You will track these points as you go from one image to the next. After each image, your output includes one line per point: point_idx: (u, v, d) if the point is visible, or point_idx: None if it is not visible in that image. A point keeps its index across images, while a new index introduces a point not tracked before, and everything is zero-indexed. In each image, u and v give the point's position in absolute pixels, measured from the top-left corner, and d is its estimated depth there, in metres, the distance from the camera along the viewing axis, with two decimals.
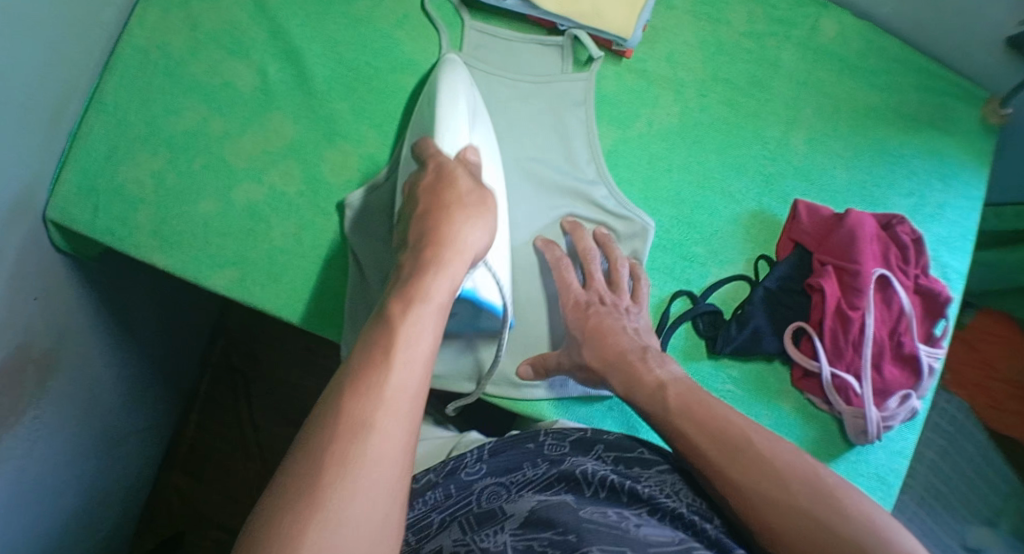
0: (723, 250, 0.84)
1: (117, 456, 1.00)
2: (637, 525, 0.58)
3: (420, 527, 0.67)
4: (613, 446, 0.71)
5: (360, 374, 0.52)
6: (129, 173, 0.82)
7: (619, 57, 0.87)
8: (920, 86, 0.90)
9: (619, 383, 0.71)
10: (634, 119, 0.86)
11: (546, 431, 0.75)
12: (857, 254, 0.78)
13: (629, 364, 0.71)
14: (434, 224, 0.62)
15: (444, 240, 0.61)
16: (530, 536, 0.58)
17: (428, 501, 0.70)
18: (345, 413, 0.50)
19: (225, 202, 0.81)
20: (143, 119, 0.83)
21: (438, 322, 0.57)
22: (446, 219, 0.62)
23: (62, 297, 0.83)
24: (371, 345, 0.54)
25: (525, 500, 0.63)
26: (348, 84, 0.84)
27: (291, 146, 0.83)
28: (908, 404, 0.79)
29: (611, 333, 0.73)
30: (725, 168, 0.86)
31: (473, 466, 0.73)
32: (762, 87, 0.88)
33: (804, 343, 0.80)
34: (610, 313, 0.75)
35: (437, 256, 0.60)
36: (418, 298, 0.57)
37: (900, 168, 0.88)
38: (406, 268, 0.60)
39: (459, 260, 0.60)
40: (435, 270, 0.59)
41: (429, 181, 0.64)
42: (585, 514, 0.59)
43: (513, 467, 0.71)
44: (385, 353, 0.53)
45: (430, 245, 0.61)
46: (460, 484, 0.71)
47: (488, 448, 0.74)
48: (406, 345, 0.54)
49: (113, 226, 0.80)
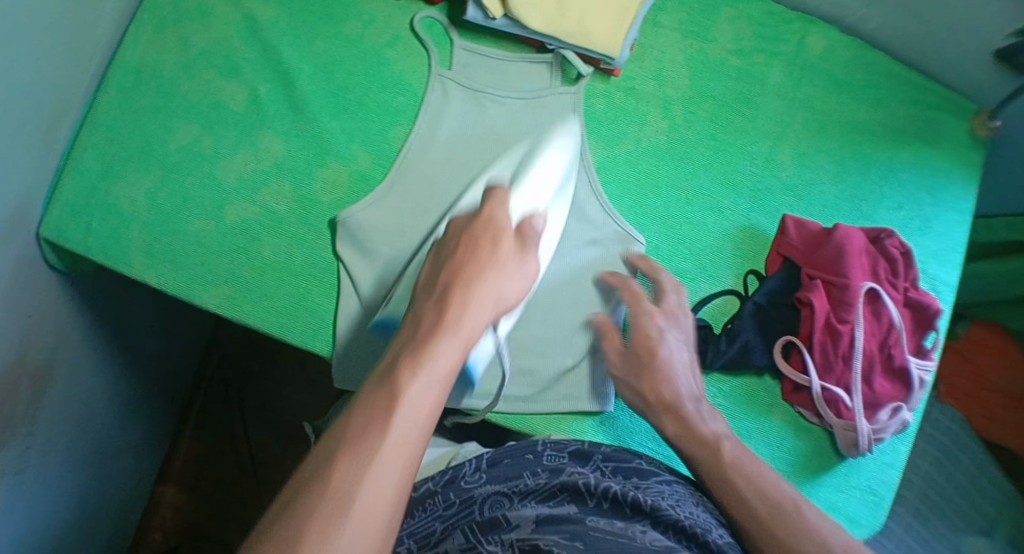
0: (711, 265, 0.84)
1: (113, 468, 1.01)
2: (643, 533, 0.59)
3: (422, 534, 0.68)
4: (611, 457, 0.72)
5: (360, 433, 0.49)
6: (122, 191, 0.82)
7: (607, 75, 0.88)
8: (908, 100, 0.90)
9: (672, 426, 0.71)
10: (622, 134, 0.87)
11: (543, 442, 0.75)
12: (845, 268, 0.79)
13: (680, 408, 0.71)
14: (458, 285, 0.60)
15: (467, 303, 0.59)
16: (536, 537, 0.59)
17: (430, 509, 0.71)
18: (331, 482, 0.47)
19: (217, 219, 0.81)
20: (137, 138, 0.83)
21: (443, 386, 0.54)
22: (476, 280, 0.61)
23: (59, 313, 0.84)
24: (369, 403, 0.51)
25: (529, 510, 0.64)
26: (338, 102, 0.85)
27: (281, 163, 0.83)
28: (899, 416, 0.79)
29: (665, 372, 0.73)
30: (713, 183, 0.86)
31: (472, 475, 0.73)
32: (750, 102, 0.89)
33: (793, 356, 0.81)
34: (668, 348, 0.74)
35: (454, 318, 0.57)
36: (424, 364, 0.54)
37: (888, 182, 0.88)
38: (422, 322, 0.57)
39: (470, 334, 0.57)
40: (448, 334, 0.56)
41: (475, 233, 0.65)
42: (590, 525, 0.60)
43: (513, 475, 0.71)
44: (385, 414, 0.50)
45: (449, 307, 0.58)
46: (459, 492, 0.71)
47: (486, 459, 0.74)
48: (410, 404, 0.51)
49: (106, 243, 0.81)
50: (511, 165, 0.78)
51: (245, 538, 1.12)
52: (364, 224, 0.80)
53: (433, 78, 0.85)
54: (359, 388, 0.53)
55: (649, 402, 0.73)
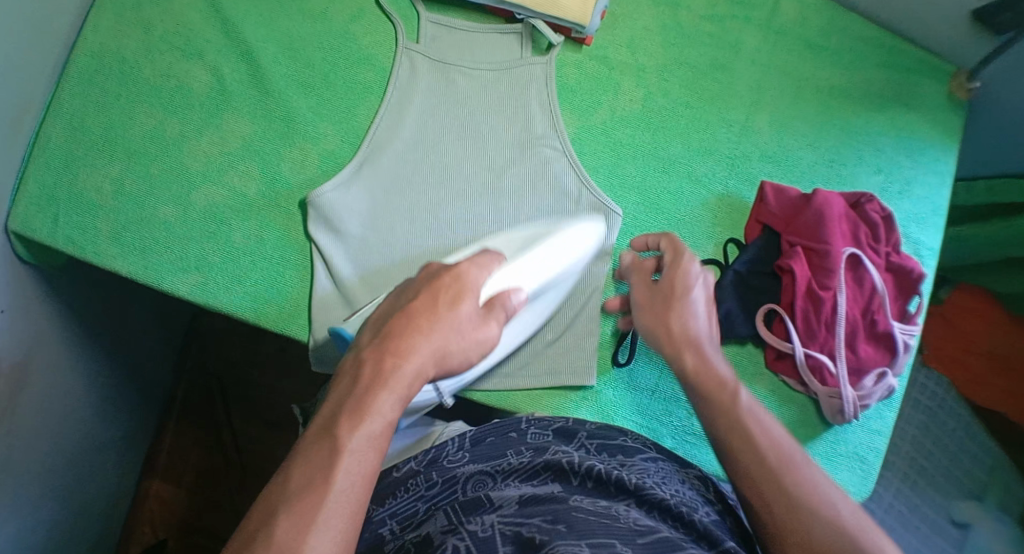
0: (690, 235, 0.83)
1: (95, 466, 0.99)
2: (626, 512, 0.59)
3: (404, 516, 0.66)
4: (595, 435, 0.72)
5: (290, 496, 0.52)
6: (87, 180, 0.80)
7: (579, 45, 0.86)
8: (884, 62, 0.89)
9: (693, 360, 0.70)
10: (596, 105, 0.85)
11: (527, 420, 0.75)
12: (825, 233, 0.78)
13: (699, 349, 0.70)
14: (400, 331, 0.60)
15: (405, 352, 0.59)
16: (519, 520, 0.57)
17: (411, 489, 0.69)
18: (272, 537, 0.50)
19: (185, 205, 0.80)
20: (101, 126, 0.81)
21: (382, 439, 0.55)
22: (419, 332, 0.61)
23: (31, 309, 0.82)
24: (310, 465, 0.53)
25: (513, 491, 0.63)
26: (304, 82, 0.83)
27: (248, 145, 0.81)
28: (885, 381, 0.78)
29: (692, 312, 0.72)
30: (690, 152, 0.85)
31: (454, 455, 0.72)
32: (724, 69, 0.87)
33: (775, 324, 0.80)
34: (696, 292, 0.73)
35: (389, 370, 0.58)
36: (364, 415, 0.56)
37: (866, 146, 0.87)
38: (361, 374, 0.58)
39: (408, 383, 0.59)
40: (387, 385, 0.58)
41: (439, 287, 0.63)
42: (575, 503, 0.59)
43: (495, 454, 0.70)
44: (326, 476, 0.52)
45: (382, 359, 0.59)
46: (442, 471, 0.70)
47: (470, 438, 0.73)
48: (350, 453, 0.54)
49: (73, 234, 0.79)
50: (512, 243, 0.76)
51: (236, 528, 1.11)
52: (333, 204, 0.78)
53: (400, 53, 0.83)
54: (300, 444, 0.55)
55: (671, 338, 0.72)
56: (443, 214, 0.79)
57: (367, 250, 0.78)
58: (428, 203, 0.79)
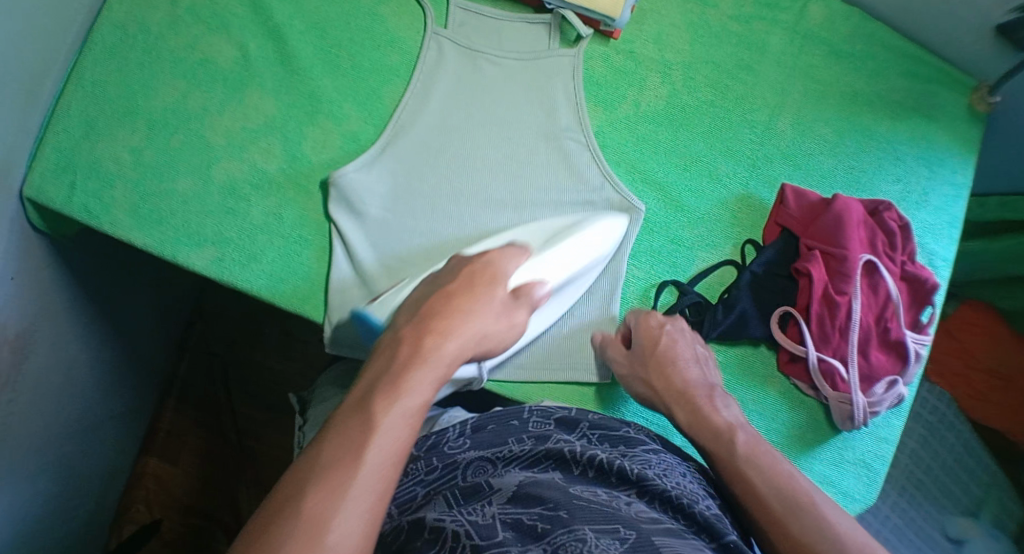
0: (709, 234, 0.83)
1: (91, 441, 0.98)
2: (627, 504, 0.59)
3: (403, 501, 0.66)
4: (598, 424, 0.71)
5: (327, 465, 0.51)
6: (107, 149, 0.80)
7: (606, 38, 0.86)
8: (907, 73, 0.90)
9: (687, 415, 0.72)
10: (621, 99, 0.84)
11: (530, 407, 0.74)
12: (844, 239, 0.78)
13: (694, 401, 0.72)
14: (440, 310, 0.62)
15: (450, 323, 0.62)
16: (519, 510, 0.58)
17: (411, 473, 0.69)
18: (310, 504, 0.49)
19: (204, 178, 0.79)
20: (123, 95, 0.81)
21: (417, 413, 0.56)
22: (461, 311, 0.63)
23: (39, 277, 0.82)
24: (342, 435, 0.53)
25: (513, 476, 0.64)
26: (330, 61, 0.82)
27: (270, 121, 0.81)
28: (894, 389, 0.79)
29: (677, 364, 0.74)
30: (711, 151, 0.84)
31: (455, 441, 0.71)
32: (749, 70, 0.87)
33: (789, 327, 0.80)
34: (671, 341, 0.76)
35: (431, 348, 0.59)
36: (402, 389, 0.56)
37: (887, 154, 0.87)
38: (399, 349, 0.59)
39: (451, 358, 0.60)
40: (426, 363, 0.58)
41: (475, 271, 0.66)
42: (574, 492, 0.60)
43: (497, 441, 0.70)
44: (360, 444, 0.52)
45: (423, 339, 0.60)
46: (442, 456, 0.69)
47: (470, 424, 0.72)
48: (384, 430, 0.54)
49: (90, 202, 0.78)
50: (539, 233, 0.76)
51: (226, 509, 1.11)
52: (355, 189, 0.78)
53: (428, 37, 0.83)
54: (333, 422, 0.55)
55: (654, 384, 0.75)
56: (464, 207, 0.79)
57: (386, 236, 0.78)
58: (451, 191, 0.79)
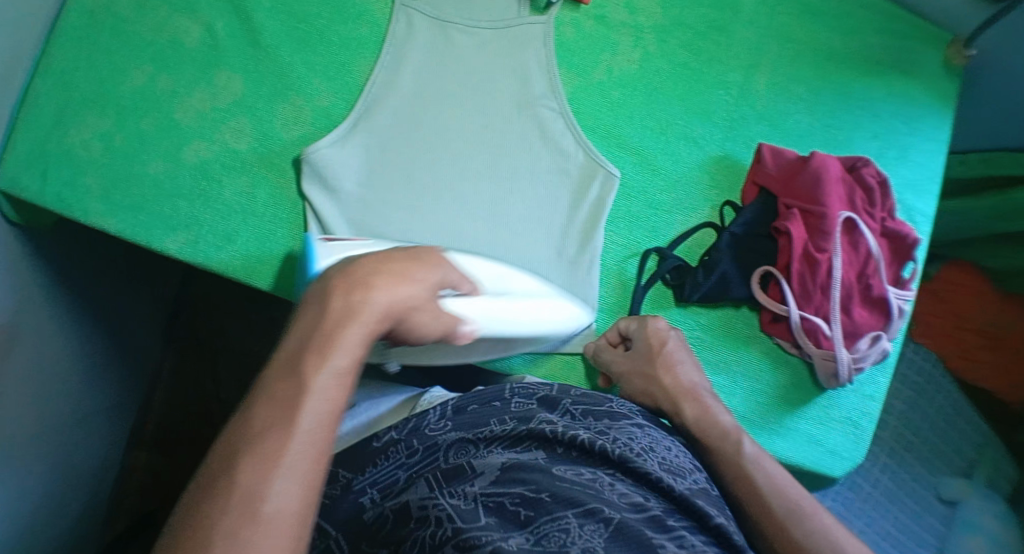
0: (688, 197, 0.82)
1: (79, 436, 0.97)
2: (610, 486, 0.59)
3: (385, 484, 0.65)
4: (580, 400, 0.70)
5: (262, 432, 0.49)
6: (77, 137, 0.79)
7: (576, 4, 0.84)
8: (881, 29, 0.89)
9: (693, 411, 0.71)
10: (594, 65, 0.83)
11: (511, 388, 0.73)
12: (823, 196, 0.78)
13: (700, 398, 0.72)
14: (374, 267, 0.58)
15: (382, 277, 0.57)
16: (502, 493, 0.58)
17: (392, 458, 0.68)
18: (244, 479, 0.47)
19: (177, 161, 0.78)
20: (91, 81, 0.80)
21: (351, 373, 0.53)
22: (397, 274, 0.58)
23: (15, 269, 0.81)
24: (275, 403, 0.50)
25: (495, 458, 0.63)
26: (299, 36, 0.81)
27: (240, 101, 0.80)
28: (878, 344, 0.79)
29: (671, 369, 0.73)
30: (687, 114, 0.84)
31: (436, 423, 0.70)
32: (723, 30, 0.86)
33: (771, 287, 0.80)
34: (674, 342, 0.75)
35: (361, 301, 0.55)
36: (334, 348, 0.53)
37: (862, 111, 0.87)
38: (329, 306, 0.54)
39: (386, 314, 0.56)
40: (357, 318, 0.54)
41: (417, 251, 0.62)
42: (558, 473, 0.60)
43: (478, 422, 0.68)
44: (293, 410, 0.50)
45: (353, 292, 0.55)
46: (423, 438, 0.68)
47: (451, 406, 0.71)
48: (316, 394, 0.51)
49: (63, 190, 0.78)
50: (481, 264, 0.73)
51: None
52: (332, 162, 0.77)
53: (397, 9, 0.81)
54: (263, 392, 0.51)
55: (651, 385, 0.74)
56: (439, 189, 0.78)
57: (361, 211, 0.77)
58: (426, 163, 0.78)
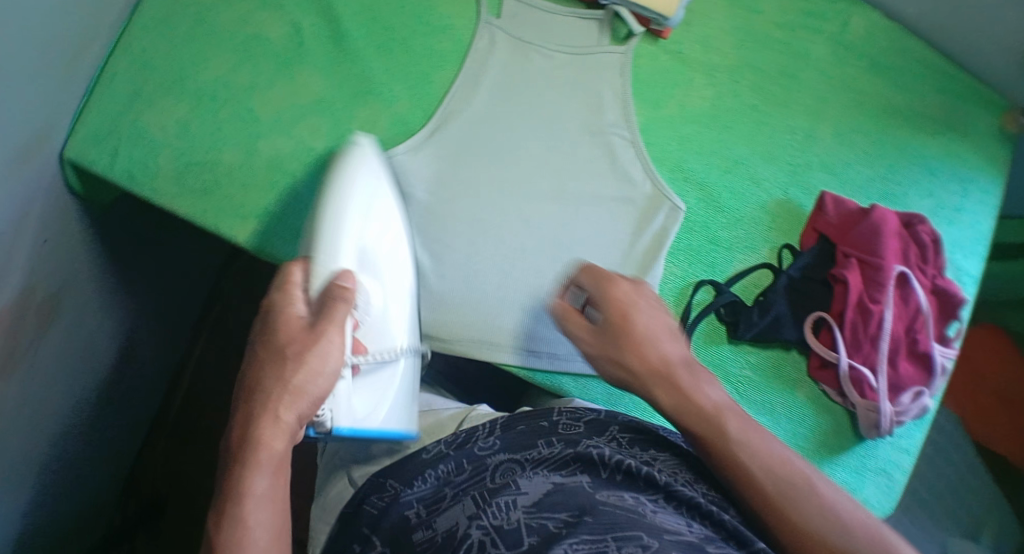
0: (747, 236, 0.83)
1: (106, 412, 0.97)
2: (653, 511, 0.58)
3: (431, 498, 0.65)
4: (629, 428, 0.71)
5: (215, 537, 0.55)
6: (151, 118, 0.79)
7: (655, 37, 0.87)
8: (944, 91, 0.91)
9: (660, 396, 0.68)
10: (666, 99, 0.85)
11: (558, 410, 0.73)
12: (881, 248, 0.79)
13: (671, 376, 0.68)
14: (268, 361, 0.60)
15: (271, 371, 0.59)
16: (544, 514, 0.58)
17: (438, 473, 0.68)
18: None
19: (250, 152, 0.79)
20: (172, 65, 0.81)
21: (275, 465, 0.57)
22: (285, 359, 0.59)
23: (69, 243, 0.81)
24: (218, 505, 0.57)
25: (540, 479, 0.63)
26: (381, 43, 0.83)
27: (318, 100, 0.81)
28: (920, 400, 0.80)
29: (655, 340, 0.69)
30: (753, 155, 0.85)
31: (485, 441, 0.71)
32: (792, 76, 0.88)
33: (823, 333, 0.80)
34: (640, 309, 0.71)
35: (264, 402, 0.58)
36: (252, 448, 0.57)
37: (921, 169, 0.89)
38: (251, 408, 0.59)
39: (294, 404, 0.59)
40: (269, 413, 0.58)
41: (314, 304, 0.63)
42: (602, 497, 0.59)
43: (527, 443, 0.69)
44: (229, 512, 0.56)
45: (260, 391, 0.59)
46: (471, 457, 0.69)
47: (499, 424, 0.72)
48: (254, 493, 0.56)
49: (133, 169, 0.78)
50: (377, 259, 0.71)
51: None
52: (404, 172, 0.79)
53: (481, 27, 0.84)
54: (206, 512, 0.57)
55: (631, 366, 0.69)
56: (366, 198, 0.71)
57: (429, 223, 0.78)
58: (494, 179, 0.79)
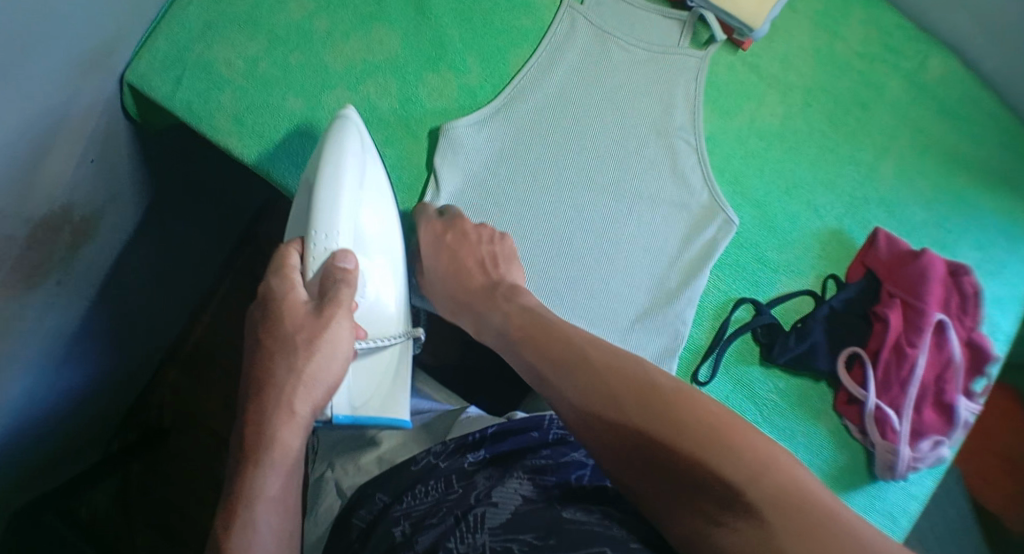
0: (795, 260, 0.83)
1: (126, 339, 0.96)
2: (619, 525, 0.58)
3: (418, 517, 0.64)
4: None
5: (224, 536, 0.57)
6: (220, 52, 0.79)
7: (734, 47, 0.86)
8: (1010, 146, 0.91)
9: (500, 317, 0.72)
10: (736, 111, 0.85)
11: (549, 416, 0.73)
12: (926, 293, 0.79)
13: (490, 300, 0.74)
14: (270, 357, 0.60)
15: (282, 369, 0.59)
16: (509, 537, 0.57)
17: (429, 489, 0.67)
18: None
19: (314, 101, 0.78)
20: (248, 2, 0.80)
21: (287, 466, 0.59)
22: (290, 355, 0.59)
23: (116, 164, 0.80)
24: (229, 505, 0.58)
25: (511, 494, 0.62)
26: (461, 12, 0.82)
27: (390, 58, 0.80)
28: (939, 450, 0.79)
29: (462, 269, 0.75)
30: (812, 180, 0.85)
31: (474, 453, 0.70)
32: (865, 108, 0.88)
33: (854, 368, 0.80)
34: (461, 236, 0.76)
35: (275, 402, 0.59)
36: (266, 448, 0.58)
37: (975, 220, 0.88)
38: (259, 406, 0.59)
39: (304, 403, 0.59)
40: (281, 415, 0.58)
41: (318, 297, 0.61)
42: (568, 515, 0.59)
43: (514, 457, 0.69)
44: (244, 510, 0.57)
45: (269, 389, 0.59)
46: (460, 472, 0.68)
47: (490, 433, 0.70)
48: (264, 495, 0.58)
49: (194, 100, 0.77)
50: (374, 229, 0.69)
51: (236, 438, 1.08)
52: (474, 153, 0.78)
53: (563, 10, 0.83)
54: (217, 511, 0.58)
55: (510, 333, 0.70)
56: (360, 179, 0.66)
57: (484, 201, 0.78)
58: (554, 164, 0.79)
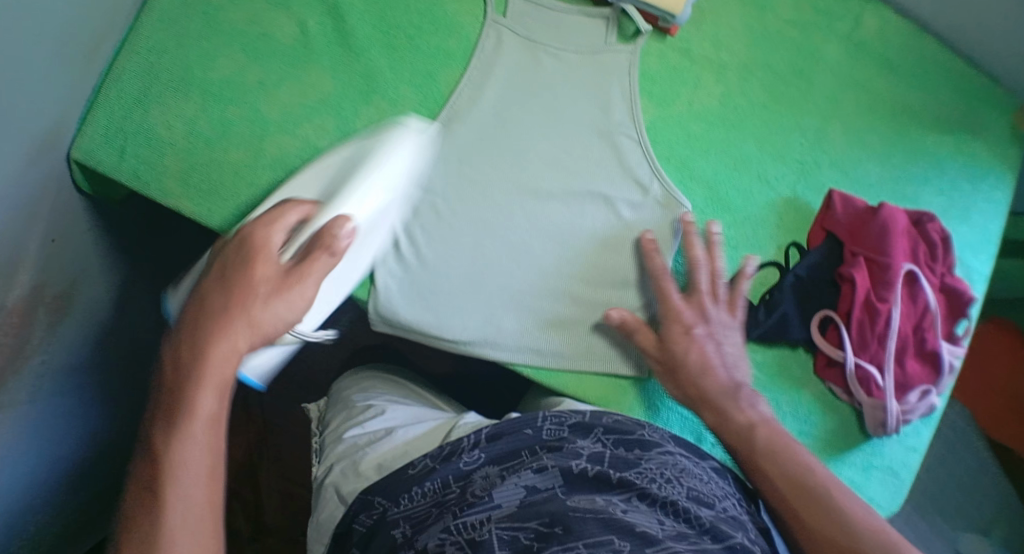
0: (755, 236, 0.83)
1: (117, 405, 0.96)
2: (624, 512, 0.58)
3: (416, 517, 0.64)
4: (613, 428, 0.69)
5: (173, 457, 0.57)
6: (158, 117, 0.79)
7: (663, 35, 0.87)
8: (956, 89, 0.91)
9: (750, 415, 0.71)
10: (675, 97, 0.85)
11: (544, 415, 0.71)
12: (889, 246, 0.79)
13: (716, 400, 0.72)
14: (225, 290, 0.63)
15: (230, 300, 0.62)
16: (516, 526, 0.57)
17: (426, 490, 0.67)
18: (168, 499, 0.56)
19: (256, 152, 0.79)
20: (178, 63, 0.80)
21: (220, 393, 0.60)
22: (249, 290, 0.63)
23: (75, 242, 0.81)
24: (165, 429, 0.58)
25: (512, 487, 0.62)
26: (388, 42, 0.83)
27: (326, 99, 0.81)
28: (927, 399, 0.79)
29: (708, 371, 0.73)
30: (761, 154, 0.85)
31: (470, 454, 0.69)
32: (803, 75, 0.88)
33: (829, 332, 0.80)
34: (703, 326, 0.75)
35: (231, 326, 0.62)
36: (206, 376, 0.60)
37: (932, 168, 0.88)
38: (202, 327, 0.62)
39: (258, 331, 0.63)
40: (228, 335, 0.61)
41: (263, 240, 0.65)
42: (573, 503, 0.58)
43: (511, 454, 0.68)
44: (187, 434, 0.58)
45: (205, 314, 0.62)
46: (456, 473, 0.67)
47: (485, 434, 0.70)
48: (199, 415, 0.59)
49: (139, 168, 0.78)
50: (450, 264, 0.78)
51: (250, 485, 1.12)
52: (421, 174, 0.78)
53: (488, 26, 0.83)
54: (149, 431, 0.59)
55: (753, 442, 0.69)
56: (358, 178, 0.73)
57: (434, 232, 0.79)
58: (502, 182, 0.80)
